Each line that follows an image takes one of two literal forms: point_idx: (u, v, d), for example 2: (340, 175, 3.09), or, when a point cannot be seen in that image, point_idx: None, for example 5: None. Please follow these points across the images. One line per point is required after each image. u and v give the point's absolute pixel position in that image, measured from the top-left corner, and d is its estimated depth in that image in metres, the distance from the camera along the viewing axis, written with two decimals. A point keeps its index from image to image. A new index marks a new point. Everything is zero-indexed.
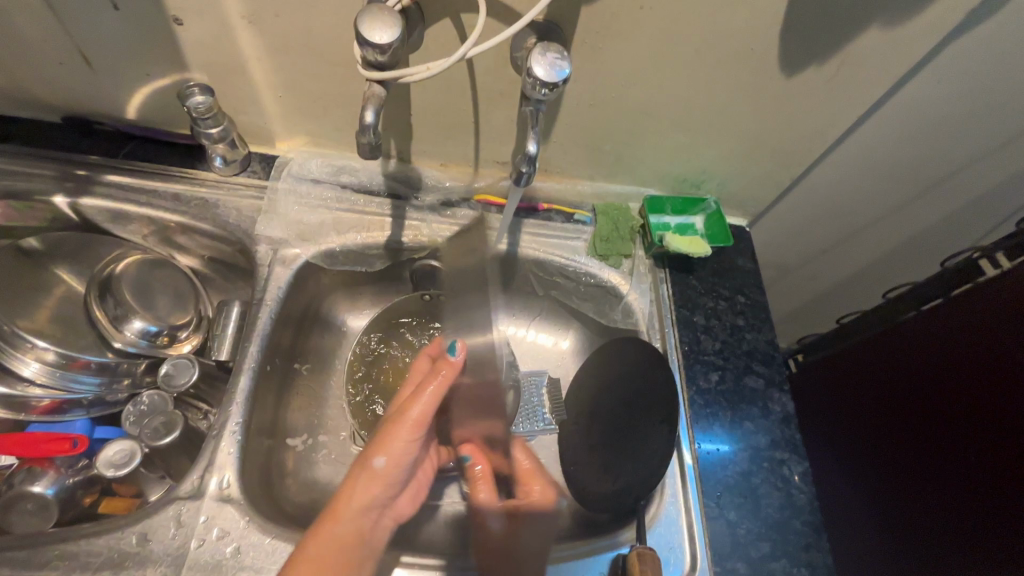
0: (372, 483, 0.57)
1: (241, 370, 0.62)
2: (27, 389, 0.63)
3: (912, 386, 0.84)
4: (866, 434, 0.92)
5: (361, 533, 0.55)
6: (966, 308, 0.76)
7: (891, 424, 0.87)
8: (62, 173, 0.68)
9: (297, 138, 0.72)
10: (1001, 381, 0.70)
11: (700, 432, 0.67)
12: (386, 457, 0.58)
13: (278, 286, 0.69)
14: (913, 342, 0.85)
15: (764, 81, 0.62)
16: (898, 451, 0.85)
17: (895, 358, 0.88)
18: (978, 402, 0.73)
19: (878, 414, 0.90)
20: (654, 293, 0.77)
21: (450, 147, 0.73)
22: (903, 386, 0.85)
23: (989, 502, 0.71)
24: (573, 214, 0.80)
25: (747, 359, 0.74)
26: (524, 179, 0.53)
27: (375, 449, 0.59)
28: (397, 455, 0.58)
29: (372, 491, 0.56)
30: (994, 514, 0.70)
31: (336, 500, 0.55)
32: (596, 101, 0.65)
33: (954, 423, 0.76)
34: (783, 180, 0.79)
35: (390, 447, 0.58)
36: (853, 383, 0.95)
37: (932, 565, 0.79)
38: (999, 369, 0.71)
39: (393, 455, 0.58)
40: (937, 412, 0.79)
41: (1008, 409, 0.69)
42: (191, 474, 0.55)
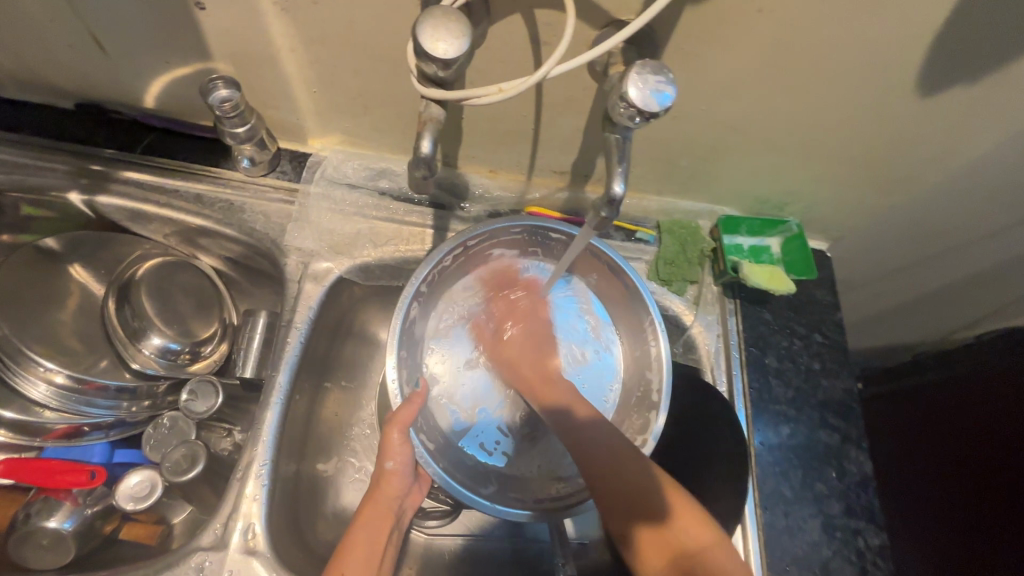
0: (392, 480, 0.55)
1: (268, 401, 0.57)
2: (41, 413, 0.60)
3: (980, 433, 0.76)
4: (917, 481, 0.83)
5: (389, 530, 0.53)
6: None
7: (950, 473, 0.79)
8: (76, 168, 0.61)
9: (333, 136, 0.64)
10: None
11: (767, 494, 0.61)
12: (396, 458, 0.56)
13: (309, 305, 0.62)
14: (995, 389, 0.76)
15: (890, 99, 0.51)
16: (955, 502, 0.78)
17: (968, 404, 0.79)
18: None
19: (934, 460, 0.81)
20: (721, 328, 0.69)
21: (504, 154, 0.64)
22: (969, 433, 0.78)
23: None
24: (635, 232, 0.71)
25: (823, 409, 0.66)
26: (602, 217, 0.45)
27: (381, 450, 0.56)
28: (406, 456, 0.56)
29: (390, 490, 0.55)
30: None
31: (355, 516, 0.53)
32: (682, 114, 0.55)
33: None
34: (882, 204, 0.69)
35: (393, 448, 0.56)
36: (911, 423, 0.86)
37: None
38: None
39: (402, 457, 0.56)
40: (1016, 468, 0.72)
41: None
42: (214, 522, 0.51)
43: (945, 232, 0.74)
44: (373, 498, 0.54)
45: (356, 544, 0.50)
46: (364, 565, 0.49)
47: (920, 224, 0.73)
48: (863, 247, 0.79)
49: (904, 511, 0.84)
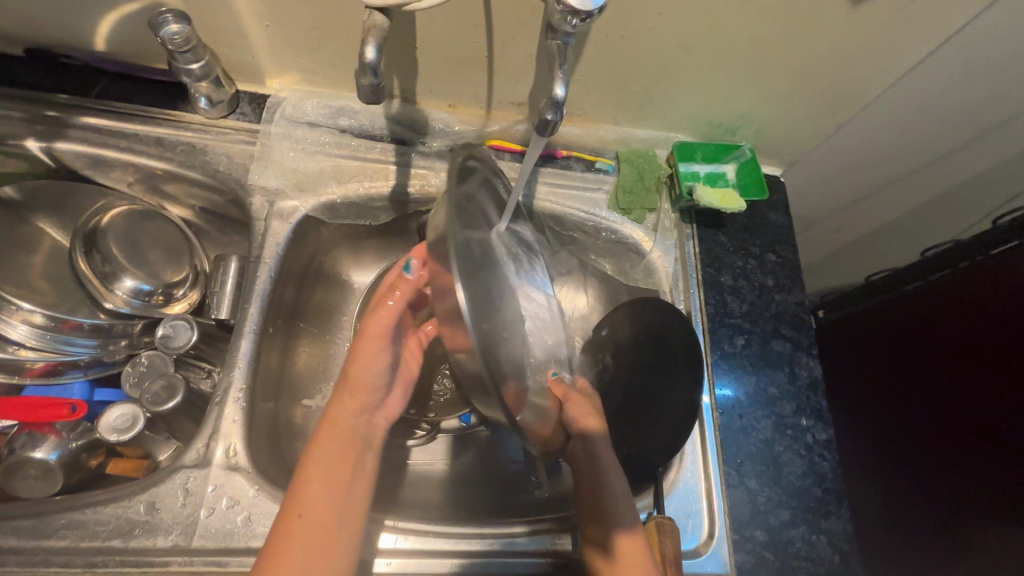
0: (359, 385, 0.54)
1: (241, 332, 0.59)
2: (19, 352, 0.61)
3: (929, 347, 0.81)
4: (873, 398, 0.91)
5: (356, 449, 0.53)
6: (1005, 273, 0.71)
7: (910, 387, 0.84)
8: (32, 115, 0.61)
9: (290, 75, 0.65)
10: (998, 357, 0.72)
11: (723, 399, 0.65)
12: (365, 364, 0.54)
13: (277, 242, 0.64)
14: (940, 305, 0.80)
15: (826, 9, 0.54)
16: (916, 410, 0.83)
17: (920, 318, 0.83)
18: (1011, 366, 0.70)
19: (896, 379, 0.87)
20: (679, 252, 0.72)
21: (460, 86, 0.65)
22: (925, 346, 0.82)
23: (964, 467, 0.75)
24: (595, 162, 0.73)
25: (775, 321, 0.70)
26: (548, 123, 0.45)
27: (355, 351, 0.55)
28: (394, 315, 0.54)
29: (350, 407, 0.54)
30: (967, 477, 0.75)
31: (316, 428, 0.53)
32: (629, 33, 0.57)
33: (984, 391, 0.73)
34: (829, 125, 0.71)
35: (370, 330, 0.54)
36: (875, 341, 0.91)
37: (913, 525, 0.84)
38: (994, 346, 0.72)
39: (373, 359, 0.55)
40: (965, 375, 0.76)
41: (1000, 387, 0.71)
42: (196, 442, 0.53)
43: (892, 153, 0.77)
44: (333, 418, 0.53)
45: (311, 469, 0.50)
46: (324, 480, 0.50)
47: (868, 147, 0.76)
48: (814, 174, 0.82)
49: (875, 422, 0.90)
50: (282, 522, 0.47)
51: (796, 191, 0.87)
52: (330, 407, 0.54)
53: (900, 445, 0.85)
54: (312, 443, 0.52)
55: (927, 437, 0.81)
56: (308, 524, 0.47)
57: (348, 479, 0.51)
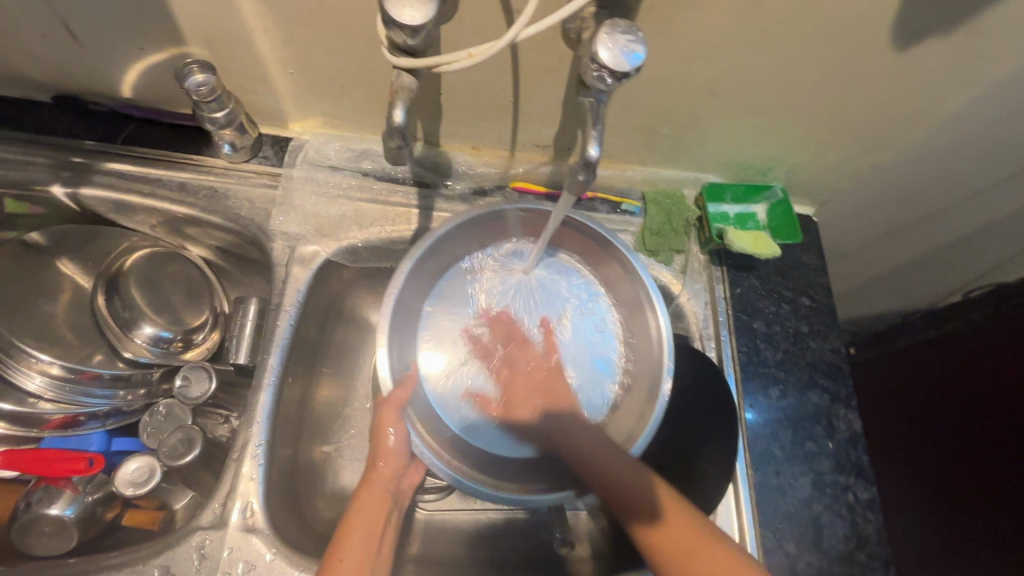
0: (387, 451, 0.58)
1: (260, 384, 0.58)
2: (37, 404, 0.61)
3: (955, 392, 0.81)
4: (907, 440, 0.87)
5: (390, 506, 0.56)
6: None
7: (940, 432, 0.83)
8: (58, 162, 0.61)
9: (313, 119, 0.64)
10: None
11: (757, 455, 0.61)
12: (393, 435, 0.58)
13: (297, 288, 0.62)
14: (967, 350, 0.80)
15: (870, 54, 0.52)
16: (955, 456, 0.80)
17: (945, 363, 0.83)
18: None
19: (929, 426, 0.84)
20: (709, 295, 0.70)
21: (485, 129, 0.64)
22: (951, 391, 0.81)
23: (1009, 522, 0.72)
24: (620, 203, 0.71)
25: (811, 371, 0.66)
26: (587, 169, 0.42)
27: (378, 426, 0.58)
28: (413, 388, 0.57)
29: (385, 469, 0.58)
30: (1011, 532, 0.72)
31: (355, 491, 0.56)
32: (659, 80, 0.55)
33: None
34: (865, 167, 0.69)
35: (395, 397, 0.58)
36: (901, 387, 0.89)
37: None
38: None
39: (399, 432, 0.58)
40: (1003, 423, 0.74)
41: None
42: (213, 502, 0.52)
43: (931, 192, 0.74)
44: (369, 480, 0.57)
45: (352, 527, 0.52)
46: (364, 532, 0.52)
47: (906, 187, 0.73)
48: (847, 213, 0.79)
49: (913, 469, 0.86)
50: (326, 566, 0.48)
51: (828, 228, 0.84)
52: (371, 467, 0.57)
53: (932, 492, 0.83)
54: (353, 504, 0.55)
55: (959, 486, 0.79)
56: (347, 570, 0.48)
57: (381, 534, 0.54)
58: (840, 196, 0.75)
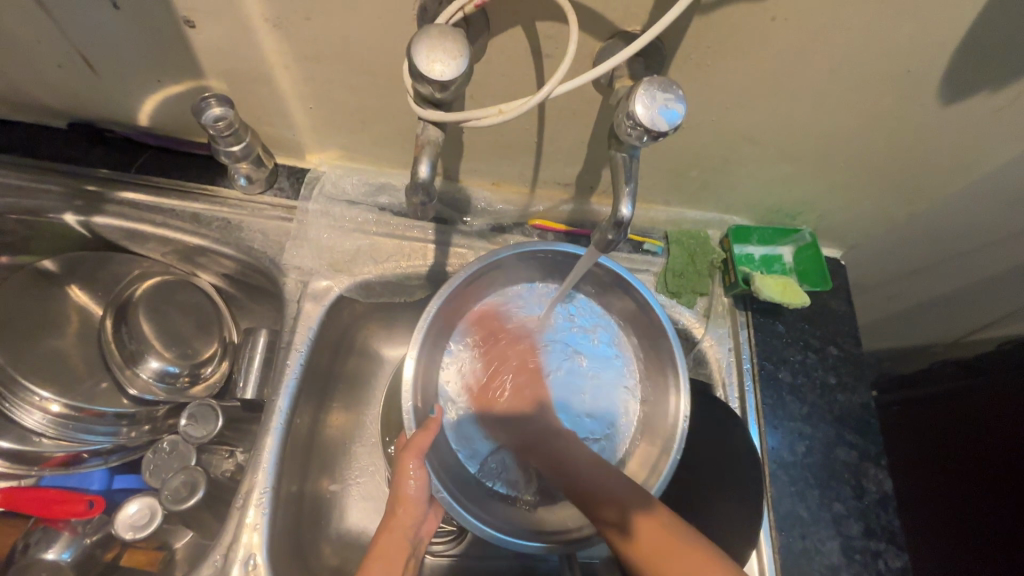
0: (408, 495, 0.53)
1: (267, 427, 0.56)
2: (38, 441, 0.59)
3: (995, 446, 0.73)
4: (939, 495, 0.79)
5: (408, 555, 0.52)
6: None
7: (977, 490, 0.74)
8: (70, 189, 0.60)
9: (331, 151, 0.63)
10: None
11: (783, 515, 0.59)
12: (414, 482, 0.53)
13: (309, 325, 0.61)
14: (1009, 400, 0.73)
15: (914, 105, 0.50)
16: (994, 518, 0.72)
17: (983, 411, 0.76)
18: None
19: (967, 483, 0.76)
20: (733, 341, 0.67)
21: (506, 166, 0.62)
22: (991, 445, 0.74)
23: None
24: (642, 243, 0.69)
25: (839, 425, 0.63)
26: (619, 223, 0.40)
27: (396, 477, 0.53)
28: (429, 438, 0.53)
29: (405, 518, 0.53)
30: None
31: (371, 546, 0.51)
32: (690, 125, 0.53)
33: None
34: (900, 213, 0.66)
35: (419, 442, 0.53)
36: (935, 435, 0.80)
37: None
38: None
39: (420, 484, 0.53)
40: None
41: None
42: (215, 553, 0.50)
43: (968, 239, 0.71)
44: (390, 529, 0.52)
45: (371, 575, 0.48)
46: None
47: (941, 233, 0.70)
48: (877, 255, 0.77)
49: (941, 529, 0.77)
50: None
51: (856, 270, 0.81)
52: (393, 508, 0.53)
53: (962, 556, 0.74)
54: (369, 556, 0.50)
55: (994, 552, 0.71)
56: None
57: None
58: (871, 239, 0.73)
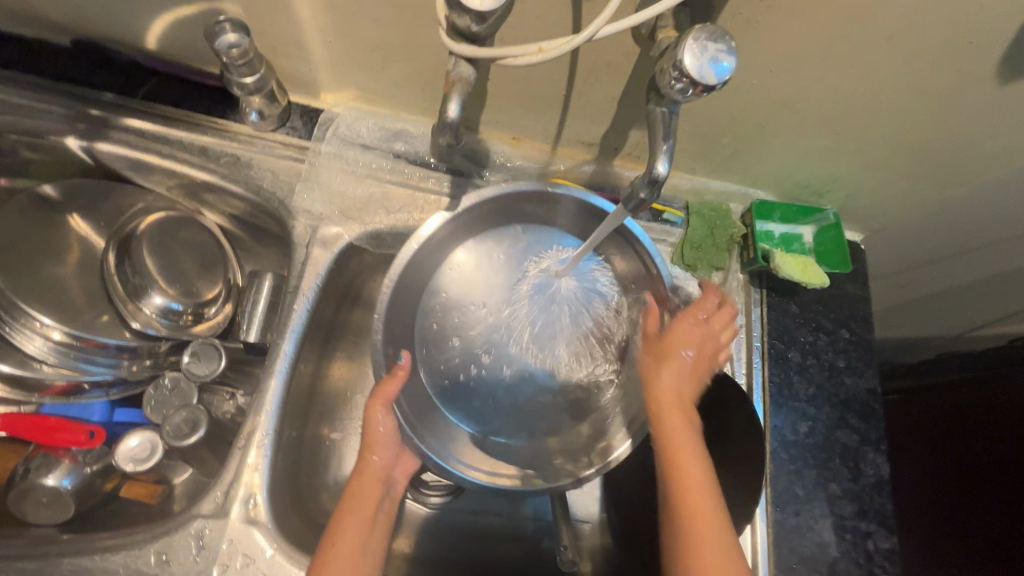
0: (376, 444, 0.54)
1: (271, 369, 0.55)
2: (38, 368, 0.58)
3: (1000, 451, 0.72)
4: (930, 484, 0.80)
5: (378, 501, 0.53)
6: None
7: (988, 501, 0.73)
8: (74, 112, 0.57)
9: (348, 92, 0.60)
10: None
11: (779, 492, 0.59)
12: (383, 428, 0.53)
13: (317, 271, 0.59)
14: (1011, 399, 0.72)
15: (965, 81, 0.47)
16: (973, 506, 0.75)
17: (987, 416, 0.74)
18: None
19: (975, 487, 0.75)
20: (744, 318, 0.66)
21: (530, 120, 0.59)
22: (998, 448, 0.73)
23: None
24: (662, 212, 0.67)
25: (843, 408, 0.63)
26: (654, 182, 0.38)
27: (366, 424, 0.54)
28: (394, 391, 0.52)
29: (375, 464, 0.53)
30: None
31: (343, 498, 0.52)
32: (729, 88, 0.50)
33: None
34: (929, 198, 0.64)
35: (381, 395, 0.52)
36: (939, 434, 0.80)
37: None
38: None
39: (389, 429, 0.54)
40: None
41: None
42: (215, 490, 0.50)
43: (994, 233, 0.70)
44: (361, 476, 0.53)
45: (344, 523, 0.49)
46: (356, 528, 0.49)
47: (967, 222, 0.69)
48: (898, 242, 0.75)
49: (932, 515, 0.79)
50: (319, 557, 0.47)
51: (872, 257, 0.79)
52: (361, 458, 0.53)
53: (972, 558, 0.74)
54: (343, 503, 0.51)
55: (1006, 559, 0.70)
56: (342, 562, 0.47)
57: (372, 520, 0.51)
58: (895, 225, 0.71)
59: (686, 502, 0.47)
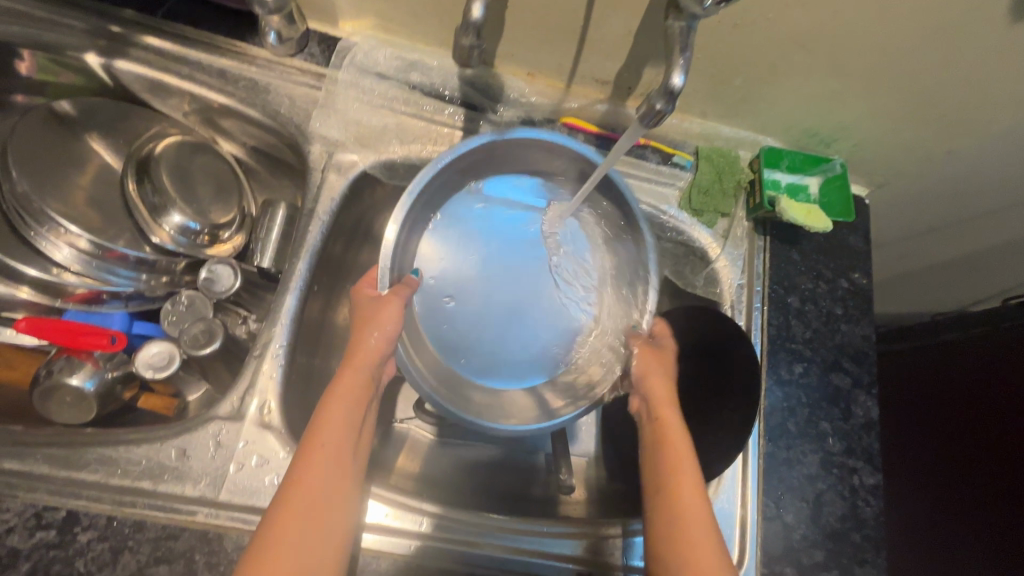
0: (361, 355, 0.51)
1: (287, 287, 0.57)
2: (62, 275, 0.60)
3: (996, 417, 0.73)
4: (918, 438, 0.83)
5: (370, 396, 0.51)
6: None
7: (975, 464, 0.74)
8: (94, 28, 0.58)
9: (366, 19, 0.60)
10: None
11: (772, 427, 0.61)
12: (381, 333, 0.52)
13: (332, 197, 0.61)
14: (990, 352, 0.75)
15: (980, 19, 0.48)
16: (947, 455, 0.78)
17: (980, 382, 0.75)
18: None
19: (960, 449, 0.76)
20: (747, 264, 0.67)
21: (546, 54, 0.60)
22: (988, 414, 0.74)
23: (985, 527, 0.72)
24: (672, 155, 0.68)
25: (838, 352, 0.65)
26: (670, 94, 0.39)
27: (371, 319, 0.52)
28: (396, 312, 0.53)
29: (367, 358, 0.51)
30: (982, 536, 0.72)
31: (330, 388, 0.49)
32: (746, 21, 0.51)
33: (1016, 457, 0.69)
34: (936, 152, 0.65)
35: (385, 317, 0.52)
36: (925, 396, 0.83)
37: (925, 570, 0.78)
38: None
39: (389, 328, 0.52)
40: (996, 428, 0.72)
41: None
42: (232, 395, 0.52)
43: (998, 191, 0.71)
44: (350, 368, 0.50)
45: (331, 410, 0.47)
46: (342, 428, 0.47)
47: (971, 183, 0.70)
48: (902, 205, 0.76)
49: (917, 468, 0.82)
50: (303, 448, 0.45)
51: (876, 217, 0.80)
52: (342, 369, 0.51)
53: (955, 517, 0.75)
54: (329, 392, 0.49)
55: (993, 520, 0.71)
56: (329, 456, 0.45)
57: (362, 420, 0.49)
58: (902, 181, 0.72)
59: (673, 430, 0.53)
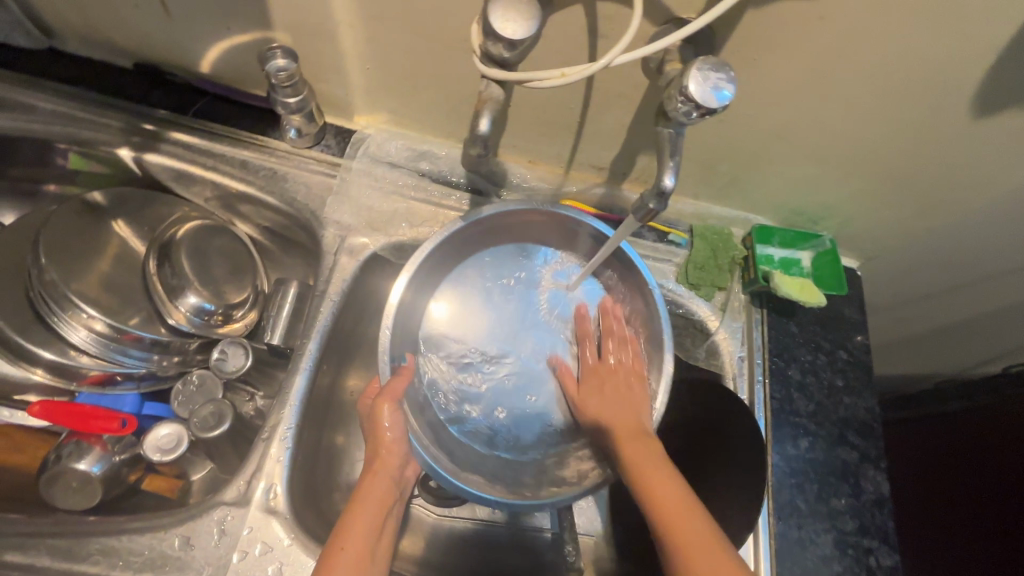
0: (379, 457, 0.55)
1: (296, 368, 0.58)
2: (78, 357, 0.62)
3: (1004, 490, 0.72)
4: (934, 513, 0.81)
5: (391, 493, 0.55)
6: None
7: (999, 534, 0.72)
8: (129, 126, 0.63)
9: (379, 114, 0.65)
10: None
11: (781, 505, 0.61)
12: (389, 426, 0.55)
13: (343, 278, 0.63)
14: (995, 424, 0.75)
15: (944, 115, 0.52)
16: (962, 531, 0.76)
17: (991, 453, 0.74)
18: None
19: (980, 517, 0.75)
20: (745, 336, 0.69)
21: (545, 145, 0.64)
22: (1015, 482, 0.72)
23: None
24: (667, 234, 0.71)
25: (843, 426, 0.65)
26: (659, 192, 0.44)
27: (373, 421, 0.55)
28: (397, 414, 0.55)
29: (387, 459, 0.55)
30: None
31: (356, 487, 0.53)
32: (728, 119, 0.56)
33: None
34: (921, 229, 0.68)
35: (384, 415, 0.55)
36: (939, 462, 0.82)
37: None
38: None
39: (396, 423, 0.55)
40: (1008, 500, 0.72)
41: None
42: (239, 479, 0.52)
43: (987, 264, 0.73)
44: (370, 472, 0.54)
45: (352, 514, 0.51)
46: (361, 534, 0.50)
47: (956, 256, 0.72)
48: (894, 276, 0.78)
49: (935, 545, 0.79)
50: (325, 561, 0.47)
51: (872, 286, 0.82)
52: (363, 478, 0.54)
53: None
54: (354, 493, 0.53)
55: None
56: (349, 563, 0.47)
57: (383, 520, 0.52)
58: (893, 254, 0.74)
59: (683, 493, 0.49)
